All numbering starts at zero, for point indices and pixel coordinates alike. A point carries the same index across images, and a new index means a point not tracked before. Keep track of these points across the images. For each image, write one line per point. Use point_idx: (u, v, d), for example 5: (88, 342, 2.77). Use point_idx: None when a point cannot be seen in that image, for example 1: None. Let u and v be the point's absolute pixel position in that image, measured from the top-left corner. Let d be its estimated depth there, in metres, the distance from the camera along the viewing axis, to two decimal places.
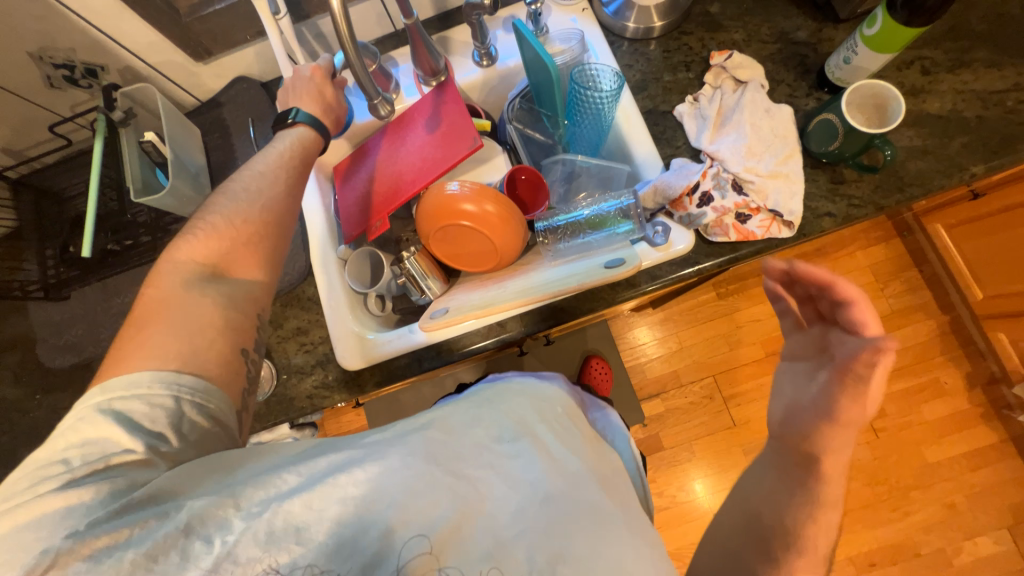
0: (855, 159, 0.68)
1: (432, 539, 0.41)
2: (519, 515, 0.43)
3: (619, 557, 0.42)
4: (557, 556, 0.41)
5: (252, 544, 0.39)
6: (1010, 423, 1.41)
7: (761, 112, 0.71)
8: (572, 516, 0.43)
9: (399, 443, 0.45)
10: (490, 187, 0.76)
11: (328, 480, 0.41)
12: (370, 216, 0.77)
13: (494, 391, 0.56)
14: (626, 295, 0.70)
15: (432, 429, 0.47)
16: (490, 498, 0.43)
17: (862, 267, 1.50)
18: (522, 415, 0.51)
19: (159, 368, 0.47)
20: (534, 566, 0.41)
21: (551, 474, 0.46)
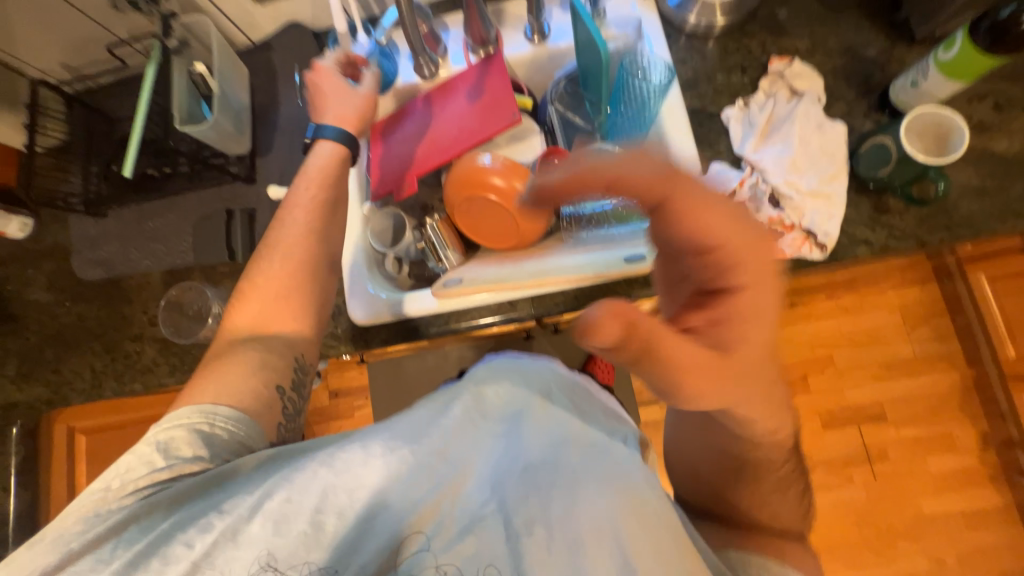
0: (903, 189, 0.65)
1: (415, 516, 0.47)
2: (499, 490, 0.48)
3: (596, 525, 0.45)
4: (532, 525, 0.46)
5: (240, 540, 0.45)
6: (1018, 490, 1.36)
7: (813, 126, 0.69)
8: (548, 483, 0.48)
9: (380, 430, 0.49)
10: (523, 167, 0.76)
11: (308, 471, 0.46)
12: (400, 178, 0.77)
13: (484, 366, 0.57)
14: (642, 292, 0.70)
15: (412, 412, 0.51)
16: (473, 474, 0.48)
17: (892, 306, 1.45)
18: (510, 393, 0.51)
19: (199, 401, 0.57)
20: (512, 537, 0.46)
21: (534, 450, 0.50)
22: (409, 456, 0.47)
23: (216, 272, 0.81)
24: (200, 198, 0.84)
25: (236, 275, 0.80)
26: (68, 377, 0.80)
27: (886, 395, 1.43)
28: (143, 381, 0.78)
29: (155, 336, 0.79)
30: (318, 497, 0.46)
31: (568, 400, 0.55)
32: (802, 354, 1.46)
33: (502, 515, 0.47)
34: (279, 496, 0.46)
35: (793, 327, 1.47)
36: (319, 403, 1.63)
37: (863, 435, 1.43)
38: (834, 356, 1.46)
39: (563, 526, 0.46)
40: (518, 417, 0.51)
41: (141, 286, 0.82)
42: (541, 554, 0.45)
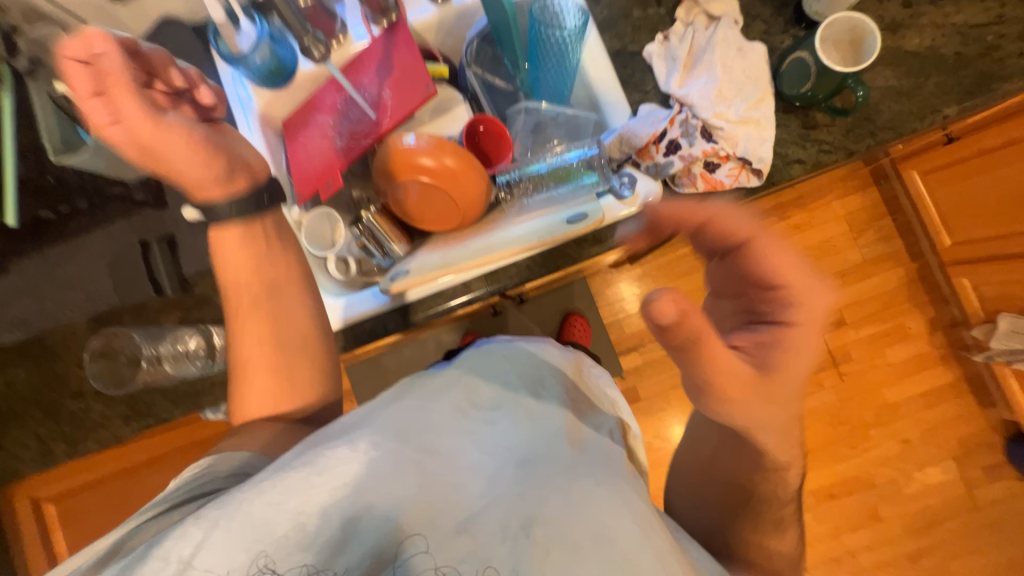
0: (827, 103, 0.65)
1: (412, 513, 0.42)
2: (494, 480, 0.45)
3: (597, 518, 0.43)
4: (531, 519, 0.42)
5: (210, 555, 0.39)
6: (965, 364, 1.49)
7: (733, 52, 0.67)
8: (541, 477, 0.46)
9: (365, 426, 0.47)
10: (450, 140, 0.72)
11: (298, 466, 0.43)
12: (322, 174, 0.72)
13: (472, 360, 0.58)
14: (591, 250, 0.69)
15: (402, 409, 0.49)
16: (466, 465, 0.46)
17: (838, 216, 1.51)
18: (495, 390, 0.53)
19: (181, 478, 0.50)
20: (509, 532, 0.41)
21: (525, 440, 0.49)
22: (403, 446, 0.46)
23: (147, 310, 0.76)
24: (109, 234, 0.76)
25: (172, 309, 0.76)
26: (13, 450, 0.75)
27: (844, 301, 1.51)
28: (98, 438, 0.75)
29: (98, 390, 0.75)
30: (318, 496, 0.42)
31: (561, 384, 0.58)
32: None
33: (497, 509, 0.43)
34: (284, 485, 0.42)
35: None
36: None
37: (827, 342, 1.51)
38: None
39: (558, 521, 0.42)
40: (506, 407, 0.52)
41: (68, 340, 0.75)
42: (544, 547, 0.41)
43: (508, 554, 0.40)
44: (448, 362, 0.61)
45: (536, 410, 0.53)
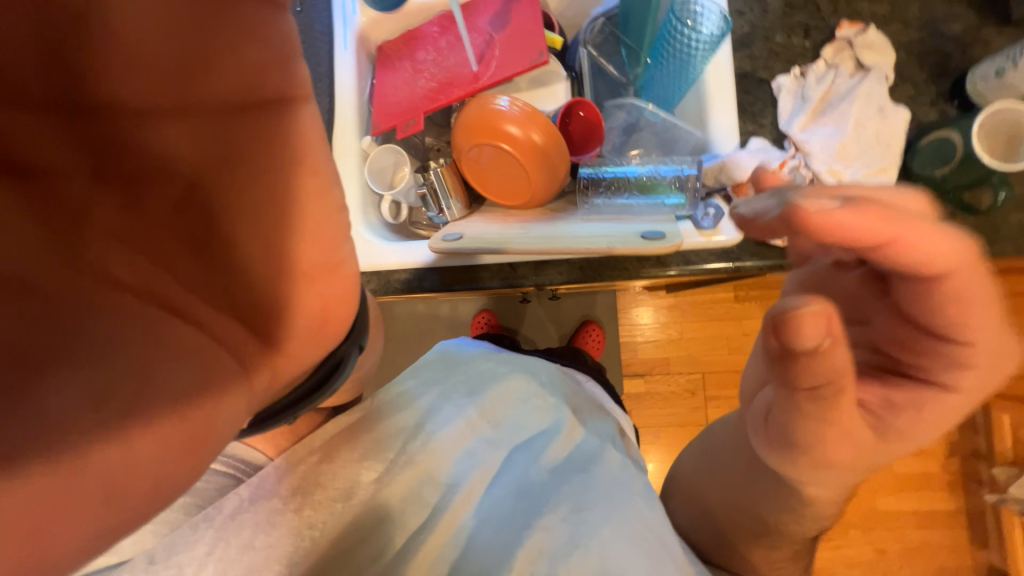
0: (956, 194, 0.59)
1: (428, 547, 0.48)
2: (496, 521, 0.50)
3: (603, 551, 0.46)
4: (540, 552, 0.47)
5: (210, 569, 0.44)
6: (972, 498, 1.42)
7: (873, 110, 0.61)
8: (542, 505, 0.50)
9: (340, 451, 0.50)
10: (543, 115, 0.68)
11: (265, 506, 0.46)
12: (405, 111, 0.69)
13: (467, 372, 0.60)
14: (651, 272, 0.65)
15: (378, 431, 0.52)
16: (468, 503, 0.51)
17: None
18: (479, 407, 0.56)
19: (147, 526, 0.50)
20: (519, 566, 0.47)
21: (522, 475, 0.53)
22: (400, 473, 0.50)
23: None
24: None
25: None
26: None
27: None
28: None
29: None
30: (305, 526, 0.46)
31: (558, 393, 0.60)
32: None
33: (500, 548, 0.48)
34: (267, 519, 0.46)
35: None
36: None
37: None
38: None
39: (566, 553, 0.46)
40: (485, 440, 0.54)
41: None
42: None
43: None
44: (449, 359, 0.63)
45: (524, 433, 0.56)
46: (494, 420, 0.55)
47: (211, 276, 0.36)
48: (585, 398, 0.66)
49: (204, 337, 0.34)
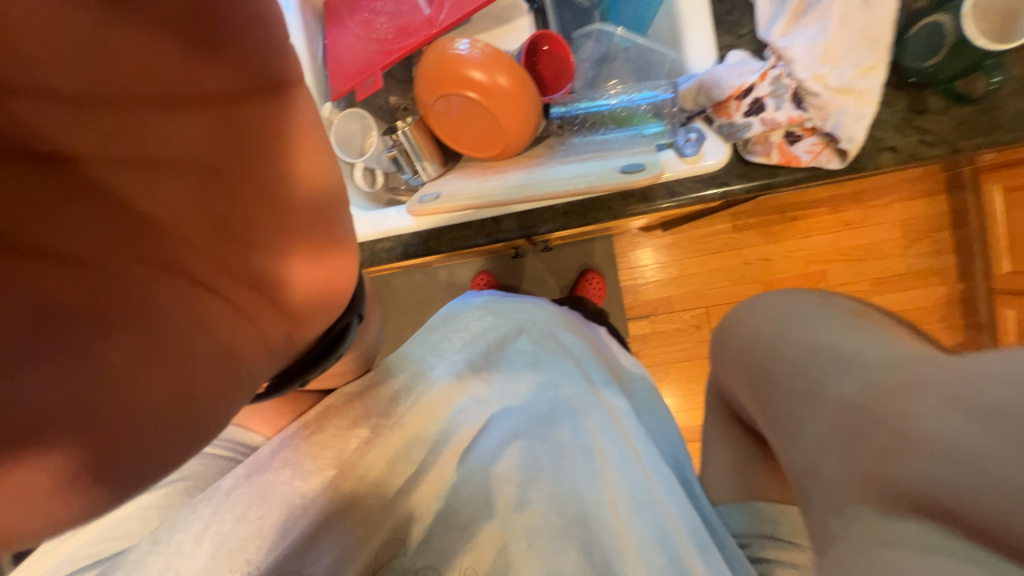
0: (948, 86, 0.56)
1: (409, 497, 0.49)
2: (483, 469, 0.52)
3: (593, 489, 0.52)
4: (531, 488, 0.51)
5: (195, 543, 0.40)
6: None
7: (857, 2, 0.56)
8: (542, 445, 0.54)
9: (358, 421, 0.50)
10: (508, 55, 0.64)
11: (259, 478, 0.44)
12: (361, 70, 0.65)
13: (468, 329, 0.62)
14: (636, 209, 0.63)
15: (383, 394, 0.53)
16: (457, 453, 0.52)
17: (896, 220, 1.40)
18: (479, 358, 0.58)
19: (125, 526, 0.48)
20: (513, 502, 0.50)
21: (524, 417, 0.56)
22: (403, 435, 0.50)
23: None
24: None
25: None
26: None
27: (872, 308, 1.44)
28: None
29: None
30: (299, 497, 0.44)
31: (561, 349, 0.65)
32: (796, 269, 1.44)
33: (485, 497, 0.50)
34: (264, 487, 0.44)
35: (787, 241, 1.43)
36: None
37: None
38: (827, 272, 1.44)
39: (557, 487, 0.52)
40: (490, 391, 0.56)
41: None
42: (546, 507, 0.50)
43: (507, 521, 0.50)
44: (448, 320, 0.67)
45: (521, 385, 0.58)
46: (491, 373, 0.58)
47: (232, 254, 0.41)
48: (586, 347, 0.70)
49: (228, 306, 0.39)
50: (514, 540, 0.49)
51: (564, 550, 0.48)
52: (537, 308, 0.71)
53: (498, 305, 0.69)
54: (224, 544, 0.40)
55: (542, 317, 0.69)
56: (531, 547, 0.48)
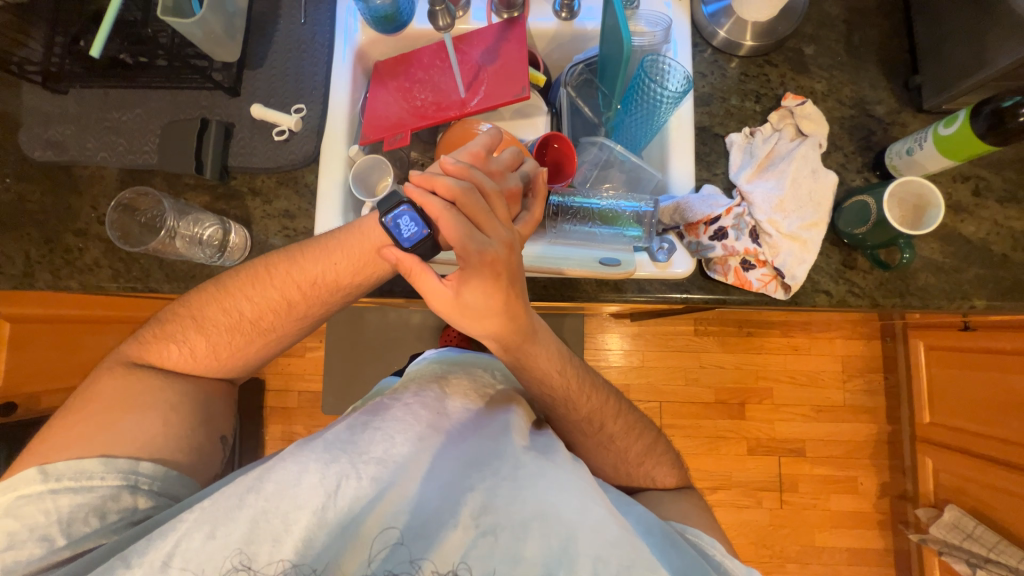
0: (872, 251, 0.68)
1: (378, 517, 0.51)
2: (444, 489, 0.54)
3: (544, 500, 0.52)
4: (482, 509, 0.51)
5: (182, 553, 0.47)
6: (899, 535, 1.51)
7: (808, 171, 0.69)
8: (489, 466, 0.55)
9: (308, 451, 0.53)
10: (521, 144, 0.74)
11: (224, 509, 0.49)
12: (394, 126, 0.73)
13: (422, 379, 0.67)
14: (609, 297, 0.70)
15: (336, 431, 0.57)
16: (416, 476, 0.54)
17: (836, 354, 1.54)
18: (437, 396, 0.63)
19: (94, 466, 0.54)
20: (469, 524, 0.51)
21: (471, 448, 0.58)
22: (364, 468, 0.53)
23: (180, 183, 0.76)
24: (176, 99, 0.77)
25: (202, 190, 0.76)
26: None
27: (810, 434, 1.53)
28: (81, 281, 0.75)
29: (102, 236, 0.76)
30: (262, 515, 0.49)
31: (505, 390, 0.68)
32: (745, 381, 1.54)
33: (447, 506, 0.52)
34: (262, 485, 0.50)
35: (742, 354, 1.54)
36: None
37: (780, 466, 1.53)
38: (773, 390, 1.54)
39: (508, 505, 0.52)
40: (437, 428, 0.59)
41: (95, 181, 0.77)
42: (500, 527, 0.50)
43: (463, 541, 0.50)
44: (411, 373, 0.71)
45: (466, 420, 0.61)
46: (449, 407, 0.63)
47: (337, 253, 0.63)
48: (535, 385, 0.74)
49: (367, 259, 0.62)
50: (480, 538, 0.50)
51: (531, 544, 0.50)
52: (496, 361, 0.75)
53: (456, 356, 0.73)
54: (194, 558, 0.47)
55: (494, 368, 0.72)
56: (501, 544, 0.50)
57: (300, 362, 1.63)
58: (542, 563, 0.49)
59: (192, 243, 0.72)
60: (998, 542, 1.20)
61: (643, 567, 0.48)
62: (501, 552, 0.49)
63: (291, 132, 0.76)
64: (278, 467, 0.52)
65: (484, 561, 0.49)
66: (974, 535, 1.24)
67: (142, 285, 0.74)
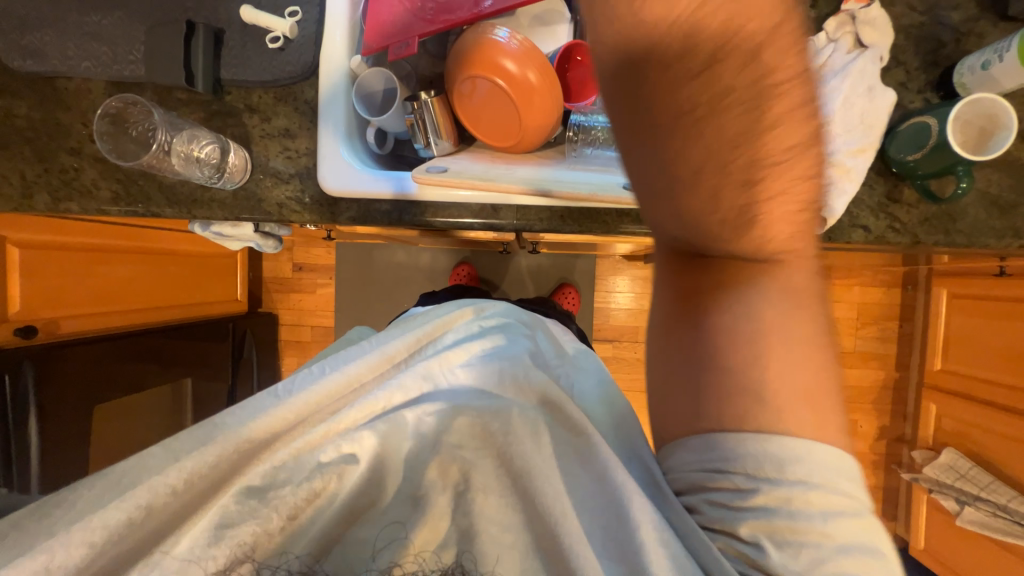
0: (922, 182, 0.62)
1: (365, 491, 0.47)
2: (426, 470, 0.47)
3: (554, 481, 0.46)
4: (476, 488, 0.47)
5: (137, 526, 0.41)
6: (891, 475, 1.57)
7: (864, 88, 0.61)
8: (490, 434, 0.48)
9: (279, 404, 0.48)
10: (542, 54, 0.66)
11: (183, 480, 0.43)
12: (398, 31, 0.66)
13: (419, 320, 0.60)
14: (629, 228, 0.66)
15: (311, 377, 0.52)
16: (396, 458, 0.48)
17: (854, 302, 1.50)
18: (413, 339, 0.56)
19: None
20: (460, 502, 0.46)
21: (457, 426, 0.49)
22: (336, 443, 0.46)
23: (172, 98, 0.71)
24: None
25: (197, 106, 0.71)
26: None
27: None
28: (81, 203, 0.72)
29: (96, 155, 0.72)
30: (231, 498, 0.43)
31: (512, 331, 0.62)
32: None
33: (439, 486, 0.47)
34: (231, 441, 0.45)
35: None
36: (281, 274, 1.63)
37: None
38: None
39: (515, 484, 0.46)
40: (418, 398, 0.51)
41: (81, 95, 0.72)
42: (503, 497, 0.47)
43: (457, 536, 0.45)
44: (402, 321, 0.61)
45: (460, 384, 0.52)
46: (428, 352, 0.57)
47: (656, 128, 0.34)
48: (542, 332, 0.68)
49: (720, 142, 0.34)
50: (481, 521, 0.46)
51: (523, 503, 0.47)
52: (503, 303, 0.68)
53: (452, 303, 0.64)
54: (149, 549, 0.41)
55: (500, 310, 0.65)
56: (490, 507, 0.46)
57: (311, 298, 1.64)
58: (535, 519, 0.46)
59: (189, 161, 0.67)
60: (990, 482, 1.25)
61: (647, 506, 0.44)
62: (508, 524, 0.46)
63: (286, 39, 0.69)
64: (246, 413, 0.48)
65: (473, 522, 0.46)
66: (967, 476, 1.29)
67: (144, 209, 0.71)
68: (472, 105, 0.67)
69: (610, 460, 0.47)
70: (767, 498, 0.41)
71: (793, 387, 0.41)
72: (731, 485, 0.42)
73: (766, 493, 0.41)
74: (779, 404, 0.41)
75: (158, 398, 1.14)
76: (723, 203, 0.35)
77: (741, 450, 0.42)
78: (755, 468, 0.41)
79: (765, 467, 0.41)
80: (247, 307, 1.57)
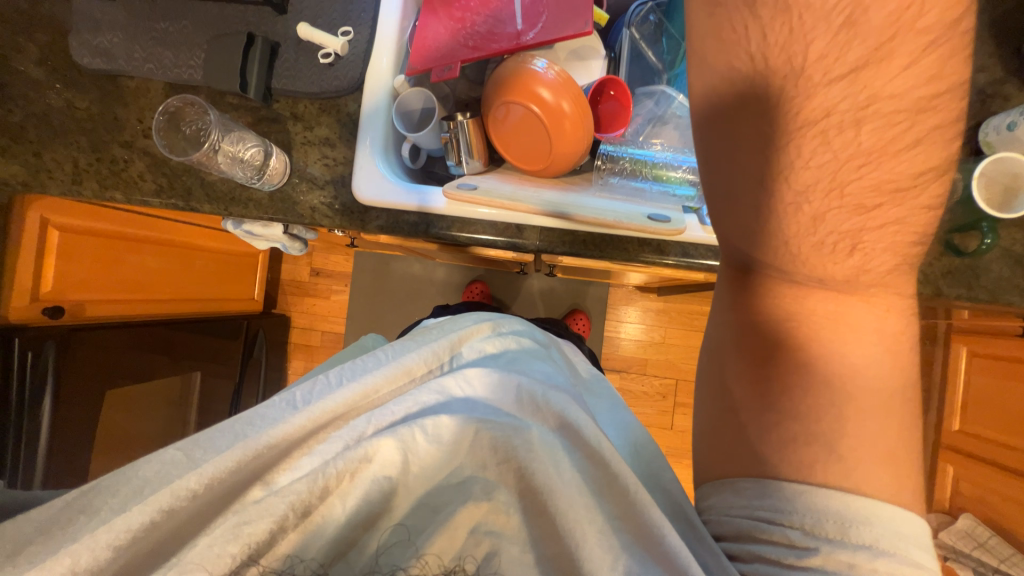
0: (946, 235, 0.62)
1: (390, 506, 0.45)
2: (456, 490, 0.46)
3: (592, 509, 0.44)
4: (501, 511, 0.46)
5: (151, 531, 0.38)
6: None
7: None
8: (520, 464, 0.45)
9: (302, 412, 0.45)
10: (577, 85, 0.69)
11: (197, 491, 0.39)
12: (443, 56, 0.70)
13: (443, 332, 0.59)
14: (649, 257, 0.67)
15: (333, 383, 0.49)
16: (426, 477, 0.46)
17: None
18: (433, 350, 0.55)
19: None
20: (487, 525, 0.45)
21: (486, 447, 0.46)
22: (364, 457, 0.43)
23: (224, 102, 0.75)
24: (224, 13, 0.74)
25: (246, 111, 0.75)
26: (47, 165, 0.76)
27: None
28: (127, 193, 0.75)
29: (146, 149, 0.76)
30: (251, 510, 0.40)
31: (528, 352, 0.61)
32: None
33: (465, 506, 0.45)
34: (247, 450, 0.41)
35: None
36: (299, 278, 1.66)
37: None
38: None
39: (549, 513, 0.44)
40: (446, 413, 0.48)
41: (140, 93, 0.76)
42: (533, 521, 0.45)
43: (478, 560, 0.44)
44: (420, 332, 0.60)
45: (490, 404, 0.49)
46: (447, 364, 0.55)
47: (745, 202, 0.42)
48: (555, 352, 0.68)
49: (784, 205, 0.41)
50: (507, 547, 0.45)
51: (546, 527, 0.45)
52: (519, 321, 0.68)
53: (470, 316, 0.64)
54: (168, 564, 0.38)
55: (517, 330, 0.65)
56: (509, 524, 0.45)
57: (324, 303, 1.66)
58: (557, 543, 0.44)
59: (233, 161, 0.70)
60: (1011, 555, 1.20)
61: (682, 547, 0.40)
62: (534, 548, 0.45)
63: (337, 56, 0.74)
64: (258, 420, 0.45)
65: (492, 539, 0.45)
66: (987, 546, 1.25)
67: (184, 202, 0.74)
68: (506, 130, 0.70)
69: (643, 496, 0.43)
70: (824, 560, 0.38)
71: (857, 437, 0.42)
72: (783, 539, 0.40)
73: (826, 554, 0.38)
74: (822, 450, 0.42)
75: (166, 386, 1.13)
76: (822, 227, 0.41)
77: (800, 504, 0.40)
78: (812, 524, 0.39)
79: (827, 526, 0.39)
80: (262, 307, 1.60)
